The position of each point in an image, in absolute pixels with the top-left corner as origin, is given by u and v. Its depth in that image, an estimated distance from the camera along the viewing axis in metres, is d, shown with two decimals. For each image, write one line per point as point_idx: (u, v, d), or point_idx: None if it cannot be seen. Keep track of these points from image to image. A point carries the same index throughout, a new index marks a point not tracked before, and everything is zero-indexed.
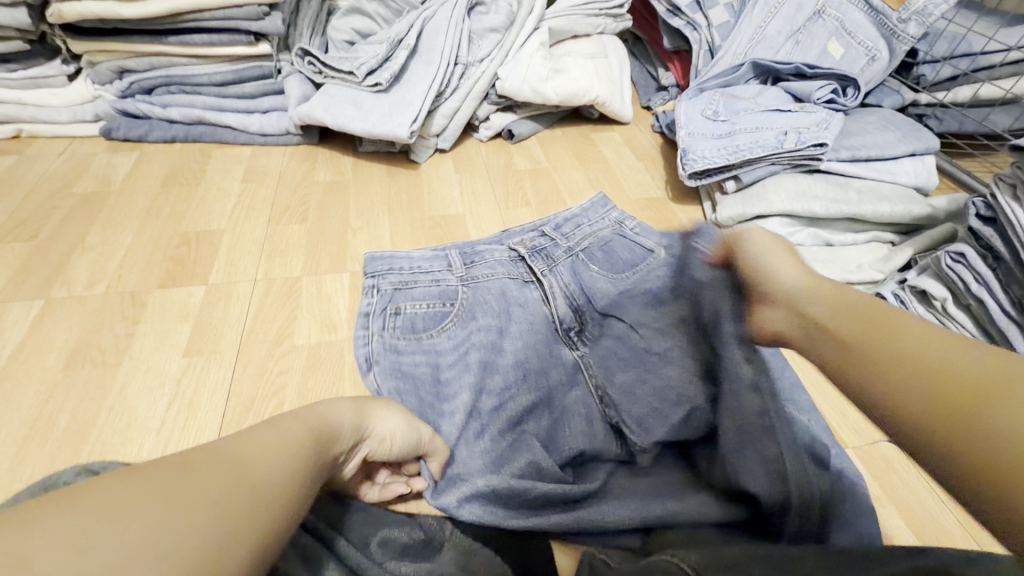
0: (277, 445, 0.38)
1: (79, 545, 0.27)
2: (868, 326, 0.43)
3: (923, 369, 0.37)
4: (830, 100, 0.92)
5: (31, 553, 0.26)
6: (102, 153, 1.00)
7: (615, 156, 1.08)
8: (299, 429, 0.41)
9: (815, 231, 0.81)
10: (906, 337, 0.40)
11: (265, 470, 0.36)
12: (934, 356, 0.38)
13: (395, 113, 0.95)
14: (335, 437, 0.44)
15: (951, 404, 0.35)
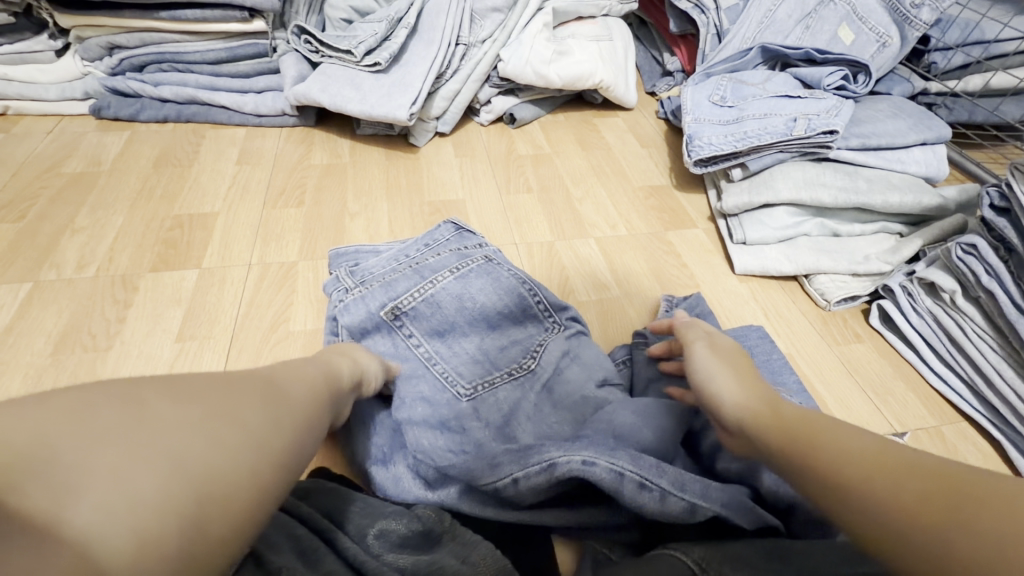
0: (300, 372, 0.41)
1: (138, 422, 0.28)
2: (796, 435, 0.39)
3: (866, 467, 0.34)
4: (840, 87, 0.90)
5: (98, 433, 0.27)
6: (92, 132, 0.97)
7: (617, 142, 1.06)
8: (312, 364, 0.44)
9: (823, 221, 0.80)
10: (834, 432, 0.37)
11: (293, 385, 0.39)
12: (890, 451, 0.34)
13: (394, 95, 0.93)
14: (344, 373, 0.47)
15: (937, 491, 0.30)
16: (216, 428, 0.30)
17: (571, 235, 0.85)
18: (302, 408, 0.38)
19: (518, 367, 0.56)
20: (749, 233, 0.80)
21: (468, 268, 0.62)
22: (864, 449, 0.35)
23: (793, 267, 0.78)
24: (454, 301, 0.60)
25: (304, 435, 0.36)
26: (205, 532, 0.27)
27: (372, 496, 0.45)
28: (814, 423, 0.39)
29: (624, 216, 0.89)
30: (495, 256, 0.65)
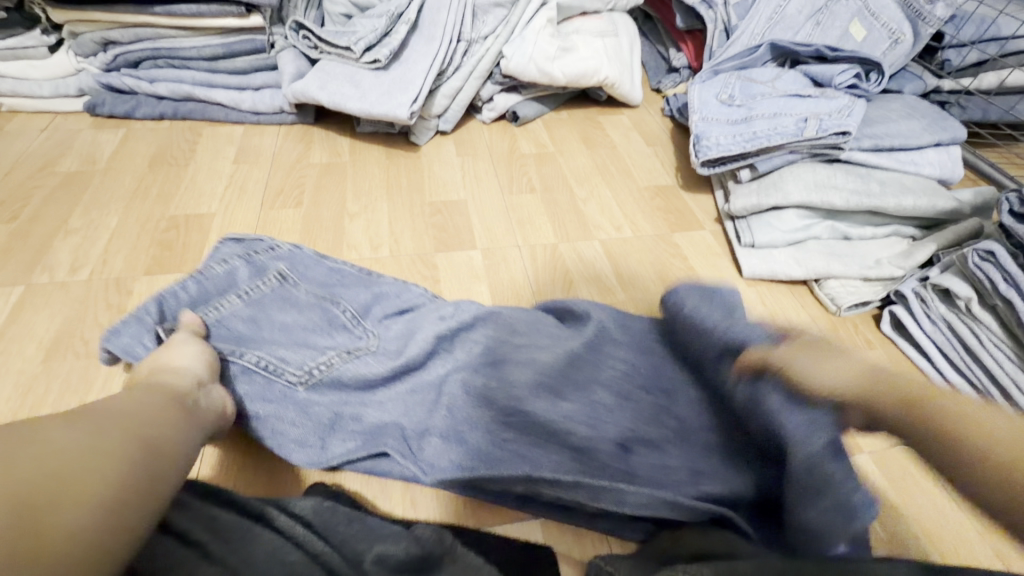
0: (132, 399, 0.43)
1: None
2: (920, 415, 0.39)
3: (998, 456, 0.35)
4: (852, 85, 0.88)
5: None
6: (86, 130, 0.95)
7: (623, 141, 1.04)
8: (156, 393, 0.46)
9: (834, 225, 0.78)
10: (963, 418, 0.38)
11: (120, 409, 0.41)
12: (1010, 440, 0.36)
13: (394, 93, 0.91)
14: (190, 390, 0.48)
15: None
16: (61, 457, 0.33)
17: (575, 238, 0.83)
18: (164, 436, 0.41)
19: (375, 336, 0.61)
20: (756, 236, 0.79)
21: (276, 282, 0.65)
22: (967, 422, 0.38)
23: (803, 272, 0.76)
24: (286, 317, 0.62)
25: (169, 460, 0.39)
26: (51, 550, 0.30)
27: (371, 516, 0.44)
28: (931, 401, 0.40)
29: (629, 217, 0.87)
30: (279, 253, 0.68)
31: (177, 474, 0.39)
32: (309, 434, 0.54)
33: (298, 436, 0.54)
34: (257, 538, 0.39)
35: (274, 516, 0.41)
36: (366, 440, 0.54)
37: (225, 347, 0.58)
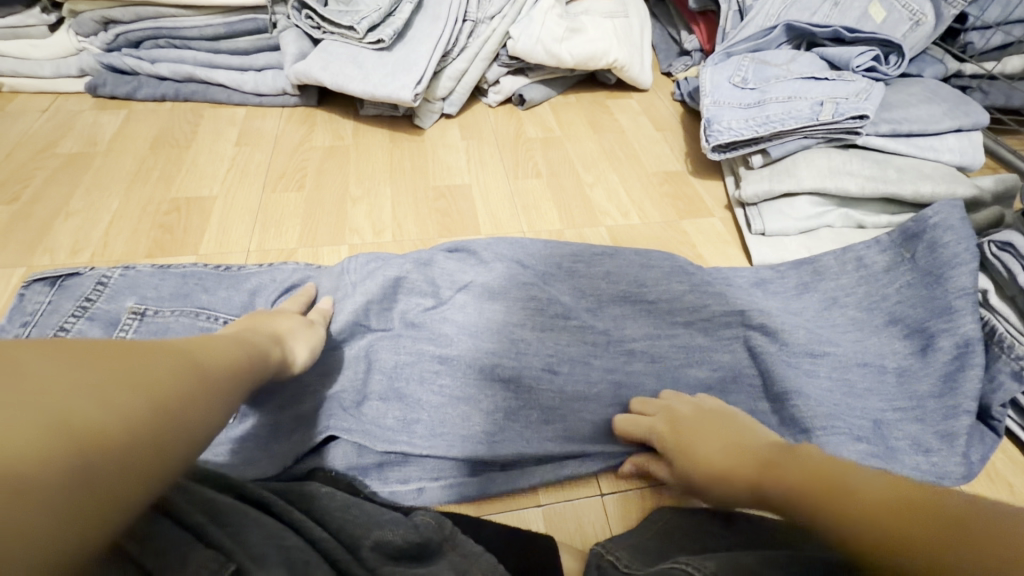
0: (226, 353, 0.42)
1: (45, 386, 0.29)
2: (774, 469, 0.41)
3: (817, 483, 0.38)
4: (871, 68, 0.85)
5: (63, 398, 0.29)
6: (88, 111, 0.94)
7: (631, 125, 1.01)
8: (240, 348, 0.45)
9: (847, 212, 0.76)
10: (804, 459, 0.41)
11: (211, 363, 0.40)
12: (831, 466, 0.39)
13: (397, 74, 0.89)
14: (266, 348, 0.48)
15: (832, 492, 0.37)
16: (108, 370, 0.32)
17: (580, 224, 0.81)
18: (223, 365, 0.41)
19: (359, 316, 0.60)
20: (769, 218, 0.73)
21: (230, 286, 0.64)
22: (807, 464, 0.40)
23: None
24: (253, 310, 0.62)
25: (212, 385, 0.38)
26: (101, 450, 0.28)
27: (368, 502, 0.43)
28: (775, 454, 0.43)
29: (637, 204, 0.85)
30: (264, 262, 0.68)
31: (226, 403, 0.39)
32: (309, 420, 0.53)
33: (299, 421, 0.53)
34: (253, 518, 0.37)
35: (272, 499, 0.41)
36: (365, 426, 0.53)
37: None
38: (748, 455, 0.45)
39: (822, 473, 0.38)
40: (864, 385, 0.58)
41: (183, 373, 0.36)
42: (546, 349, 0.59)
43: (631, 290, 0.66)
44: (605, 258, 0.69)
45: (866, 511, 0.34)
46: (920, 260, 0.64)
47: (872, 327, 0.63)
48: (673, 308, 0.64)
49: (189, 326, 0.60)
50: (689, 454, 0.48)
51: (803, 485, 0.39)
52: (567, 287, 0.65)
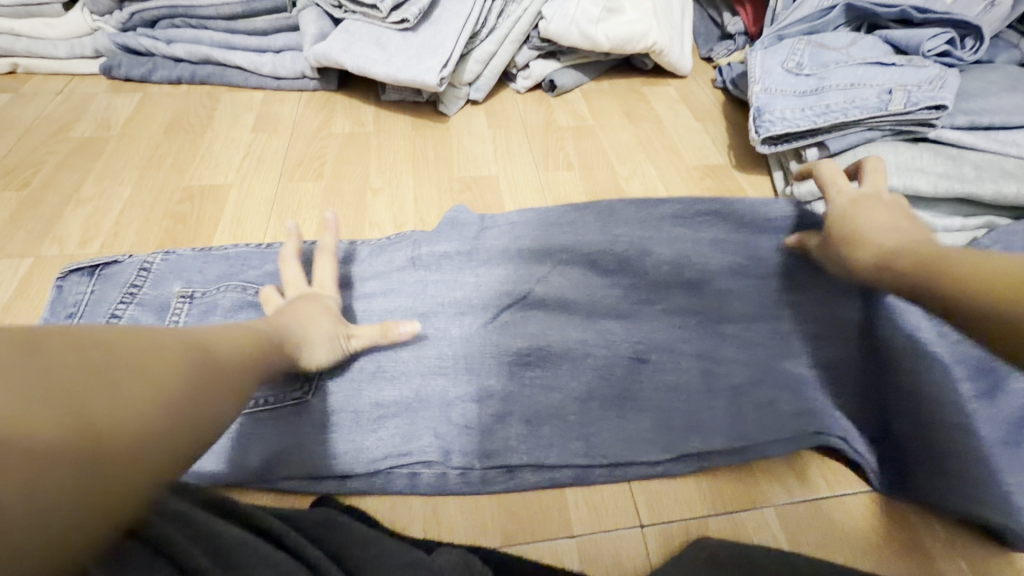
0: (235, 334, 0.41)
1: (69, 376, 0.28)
2: (914, 262, 0.42)
3: (959, 271, 0.38)
4: (943, 53, 0.77)
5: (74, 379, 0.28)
6: (102, 94, 0.91)
7: (669, 114, 0.95)
8: (250, 329, 0.43)
9: (915, 213, 0.69)
10: (950, 253, 0.41)
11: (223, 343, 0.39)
12: (940, 253, 0.42)
13: (423, 56, 0.83)
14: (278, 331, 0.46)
15: (1000, 292, 0.35)
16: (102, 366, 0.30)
17: None
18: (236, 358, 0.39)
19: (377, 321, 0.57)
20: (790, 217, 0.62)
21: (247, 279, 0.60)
22: (946, 257, 0.40)
23: None
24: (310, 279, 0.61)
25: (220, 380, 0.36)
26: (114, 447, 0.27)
27: (387, 536, 0.39)
28: (931, 249, 0.43)
29: None
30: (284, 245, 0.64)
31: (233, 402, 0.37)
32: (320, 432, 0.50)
33: (317, 427, 0.50)
34: (259, 557, 0.33)
35: (284, 529, 0.36)
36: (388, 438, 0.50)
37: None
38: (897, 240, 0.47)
39: (914, 250, 0.44)
40: None
41: (200, 363, 0.35)
42: (580, 358, 0.55)
43: (684, 283, 0.59)
44: (655, 239, 0.63)
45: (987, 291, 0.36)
46: None
47: None
48: (724, 315, 0.58)
49: (241, 300, 0.58)
50: (859, 210, 0.51)
51: (921, 255, 0.43)
52: (604, 283, 0.60)
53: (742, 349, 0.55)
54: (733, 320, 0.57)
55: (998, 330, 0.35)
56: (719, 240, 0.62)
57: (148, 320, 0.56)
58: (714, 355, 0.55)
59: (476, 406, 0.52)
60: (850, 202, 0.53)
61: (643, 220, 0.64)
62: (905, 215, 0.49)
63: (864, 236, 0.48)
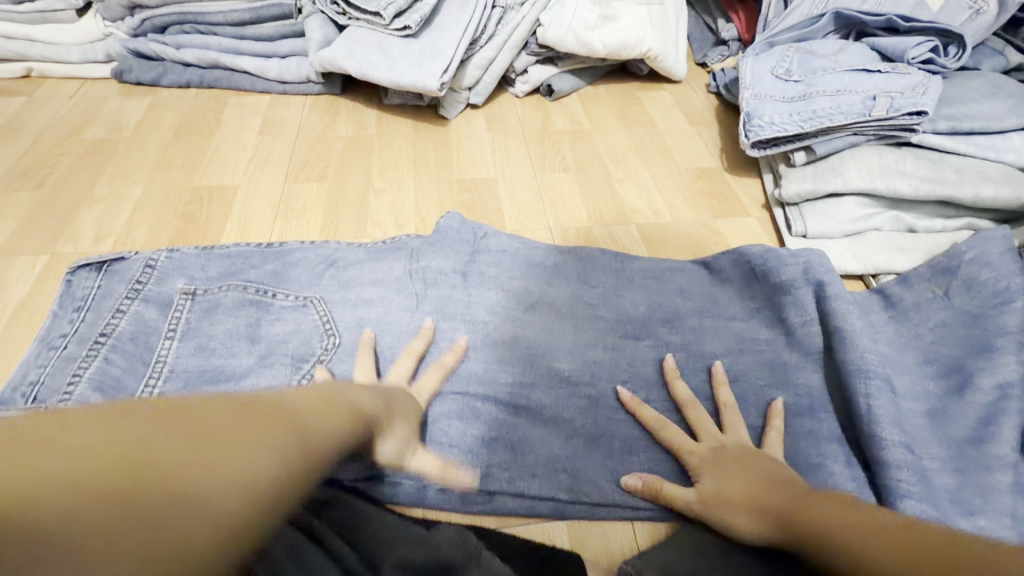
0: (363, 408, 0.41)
1: (206, 455, 0.26)
2: (794, 527, 0.42)
3: (847, 534, 0.39)
4: (927, 60, 0.79)
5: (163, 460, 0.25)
6: (113, 97, 0.93)
7: (663, 118, 0.97)
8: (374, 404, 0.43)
9: (897, 215, 0.71)
10: (823, 512, 0.42)
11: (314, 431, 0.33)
12: (810, 507, 0.42)
13: (423, 62, 0.86)
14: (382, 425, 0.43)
15: (905, 566, 0.36)
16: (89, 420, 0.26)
17: (609, 221, 0.78)
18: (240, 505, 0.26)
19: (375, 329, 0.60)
20: (791, 264, 0.63)
21: (247, 279, 0.63)
22: (822, 516, 0.41)
23: (860, 266, 0.69)
24: (315, 288, 0.63)
25: (177, 471, 0.25)
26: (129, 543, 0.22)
27: (389, 512, 0.41)
28: (799, 507, 0.43)
29: (669, 202, 0.82)
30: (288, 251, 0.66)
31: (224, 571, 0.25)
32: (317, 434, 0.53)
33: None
34: None
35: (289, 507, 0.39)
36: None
37: (241, 325, 0.59)
38: (771, 484, 0.45)
39: (833, 523, 0.40)
40: (917, 415, 0.54)
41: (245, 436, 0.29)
42: (569, 388, 0.57)
43: (662, 325, 0.63)
44: (628, 287, 0.66)
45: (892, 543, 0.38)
46: (956, 299, 0.60)
47: (916, 342, 0.60)
48: (706, 352, 0.60)
49: (242, 298, 0.61)
50: (722, 468, 0.47)
51: (829, 545, 0.40)
52: (591, 297, 0.65)
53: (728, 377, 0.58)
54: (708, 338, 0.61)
55: (905, 567, 0.36)
56: (689, 287, 0.66)
57: (152, 316, 0.59)
58: (702, 393, 0.57)
59: (472, 406, 0.54)
60: (710, 456, 0.49)
61: (617, 259, 0.69)
62: (749, 452, 0.49)
63: (740, 499, 0.45)
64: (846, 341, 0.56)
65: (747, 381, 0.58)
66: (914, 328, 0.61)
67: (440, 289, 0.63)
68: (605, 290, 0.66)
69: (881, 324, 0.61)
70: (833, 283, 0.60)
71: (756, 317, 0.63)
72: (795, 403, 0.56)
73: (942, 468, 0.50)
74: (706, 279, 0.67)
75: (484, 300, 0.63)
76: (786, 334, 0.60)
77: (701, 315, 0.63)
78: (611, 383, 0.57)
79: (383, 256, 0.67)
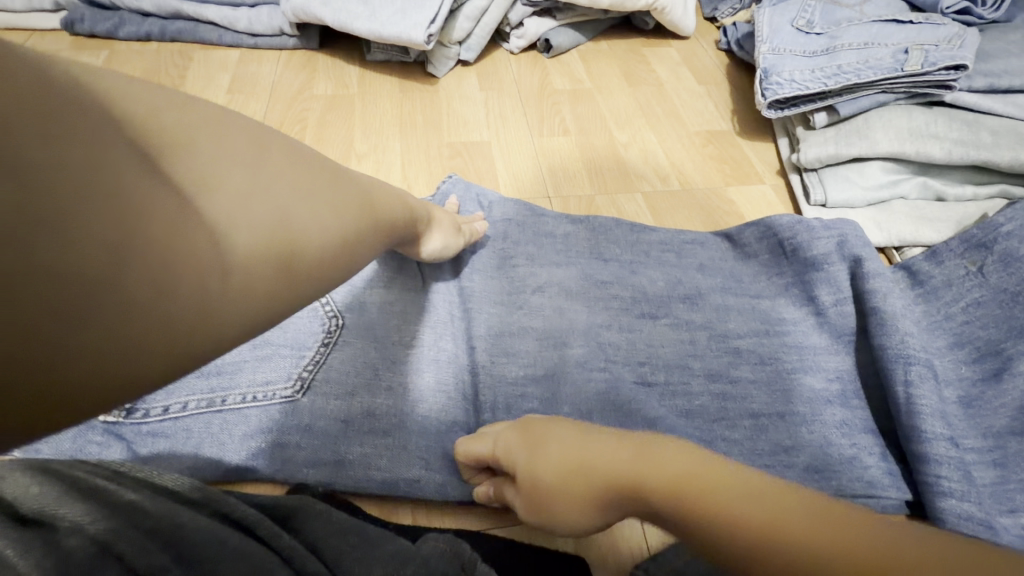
0: (396, 193, 0.44)
1: (262, 188, 0.29)
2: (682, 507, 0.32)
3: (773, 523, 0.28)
4: (962, 10, 0.72)
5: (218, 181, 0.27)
6: (66, 51, 0.85)
7: (670, 77, 0.90)
8: (403, 192, 0.46)
9: (926, 181, 0.66)
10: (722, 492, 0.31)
11: (376, 228, 0.37)
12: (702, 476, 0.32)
13: (408, 11, 0.78)
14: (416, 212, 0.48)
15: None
16: (298, 165, 0.32)
17: (614, 189, 0.72)
18: (185, 332, 0.24)
19: (362, 314, 0.55)
20: (824, 239, 0.59)
21: None
22: (711, 488, 0.31)
23: (884, 237, 0.64)
24: None
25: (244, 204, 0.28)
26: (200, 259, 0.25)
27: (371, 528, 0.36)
28: (683, 478, 0.32)
29: (677, 166, 0.76)
30: None
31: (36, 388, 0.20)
32: (322, 428, 0.47)
33: (303, 431, 0.47)
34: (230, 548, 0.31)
35: (259, 520, 0.34)
36: (385, 439, 0.47)
37: None
38: (615, 456, 0.36)
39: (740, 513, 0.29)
40: (948, 400, 0.50)
41: (328, 195, 0.33)
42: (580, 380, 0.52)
43: (682, 302, 0.59)
44: (646, 263, 0.62)
45: (758, 532, 0.28)
46: (991, 276, 0.56)
47: (947, 324, 0.55)
48: (729, 333, 0.56)
49: None
50: (538, 452, 0.41)
51: (667, 495, 0.32)
52: (597, 276, 0.60)
53: (752, 366, 0.54)
54: (738, 318, 0.57)
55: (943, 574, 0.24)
56: (709, 262, 0.62)
57: None
58: (725, 376, 0.53)
59: (482, 393, 0.51)
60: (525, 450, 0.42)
61: (632, 233, 0.65)
62: (579, 426, 0.41)
63: (606, 477, 0.36)
64: (885, 324, 0.52)
65: (778, 363, 0.54)
66: (944, 308, 0.56)
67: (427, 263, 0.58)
68: (620, 266, 0.61)
69: (910, 303, 0.57)
70: (871, 259, 0.57)
71: (783, 296, 0.59)
72: (827, 391, 0.53)
73: (979, 461, 0.47)
74: (729, 253, 0.64)
75: (487, 288, 0.58)
76: (817, 313, 0.57)
77: (720, 293, 0.59)
78: (626, 367, 0.53)
79: None
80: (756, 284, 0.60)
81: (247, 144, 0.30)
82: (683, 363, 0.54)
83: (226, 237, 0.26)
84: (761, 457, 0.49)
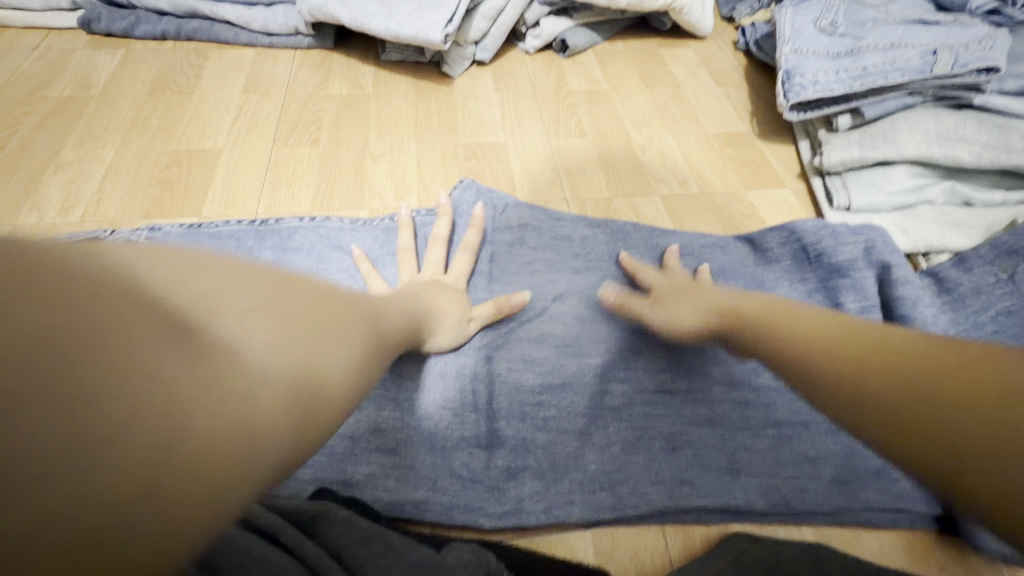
0: (399, 305, 0.44)
1: (285, 318, 0.28)
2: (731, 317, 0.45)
3: (820, 334, 0.37)
4: (991, 11, 0.70)
5: (234, 317, 0.26)
6: (83, 49, 0.85)
7: (687, 78, 0.89)
8: (406, 303, 0.46)
9: (953, 186, 0.64)
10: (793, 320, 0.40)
11: (381, 353, 0.36)
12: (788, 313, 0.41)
13: (425, 10, 0.77)
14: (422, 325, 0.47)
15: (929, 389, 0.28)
16: (312, 291, 0.31)
17: (631, 192, 0.71)
18: (185, 496, 0.21)
19: None
20: (850, 244, 0.59)
21: None
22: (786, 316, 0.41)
23: (910, 243, 0.62)
24: (320, 269, 0.58)
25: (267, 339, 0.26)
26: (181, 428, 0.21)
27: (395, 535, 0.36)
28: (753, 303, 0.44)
29: (696, 169, 0.74)
30: (288, 226, 0.60)
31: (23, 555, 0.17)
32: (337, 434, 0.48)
33: None
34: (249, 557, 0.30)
35: (281, 526, 0.34)
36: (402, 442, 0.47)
37: None
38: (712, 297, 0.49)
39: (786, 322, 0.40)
40: None
41: (343, 319, 0.32)
42: (599, 386, 0.51)
43: None
44: (665, 266, 0.61)
45: (815, 338, 0.37)
46: None
47: (976, 333, 0.54)
48: None
49: None
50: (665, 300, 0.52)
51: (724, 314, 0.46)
52: (615, 280, 0.59)
53: None
54: None
55: (946, 384, 0.28)
56: (730, 266, 0.61)
57: None
58: (747, 382, 0.52)
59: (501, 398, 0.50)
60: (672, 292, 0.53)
61: (651, 235, 0.64)
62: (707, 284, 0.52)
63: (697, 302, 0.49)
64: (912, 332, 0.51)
65: None
66: (973, 316, 0.55)
67: (443, 267, 0.57)
68: None
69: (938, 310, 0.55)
70: (899, 265, 0.56)
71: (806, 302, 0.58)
72: None
73: None
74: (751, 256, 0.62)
75: (504, 292, 0.57)
76: None
77: None
78: (646, 372, 0.52)
79: (389, 241, 0.61)
80: (780, 288, 0.59)
81: (255, 277, 0.29)
82: (704, 369, 0.53)
83: (244, 367, 0.24)
84: (783, 466, 0.48)
